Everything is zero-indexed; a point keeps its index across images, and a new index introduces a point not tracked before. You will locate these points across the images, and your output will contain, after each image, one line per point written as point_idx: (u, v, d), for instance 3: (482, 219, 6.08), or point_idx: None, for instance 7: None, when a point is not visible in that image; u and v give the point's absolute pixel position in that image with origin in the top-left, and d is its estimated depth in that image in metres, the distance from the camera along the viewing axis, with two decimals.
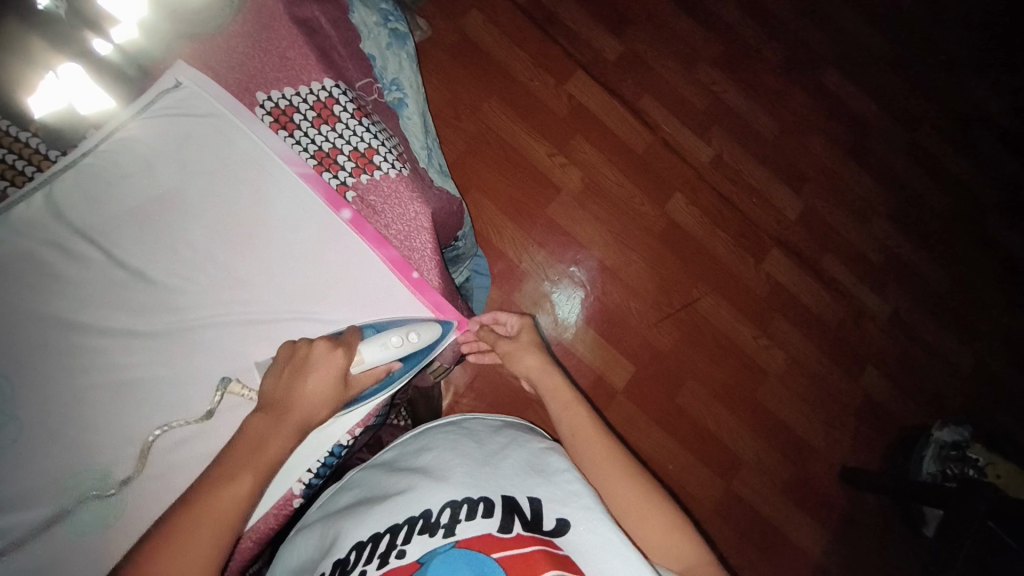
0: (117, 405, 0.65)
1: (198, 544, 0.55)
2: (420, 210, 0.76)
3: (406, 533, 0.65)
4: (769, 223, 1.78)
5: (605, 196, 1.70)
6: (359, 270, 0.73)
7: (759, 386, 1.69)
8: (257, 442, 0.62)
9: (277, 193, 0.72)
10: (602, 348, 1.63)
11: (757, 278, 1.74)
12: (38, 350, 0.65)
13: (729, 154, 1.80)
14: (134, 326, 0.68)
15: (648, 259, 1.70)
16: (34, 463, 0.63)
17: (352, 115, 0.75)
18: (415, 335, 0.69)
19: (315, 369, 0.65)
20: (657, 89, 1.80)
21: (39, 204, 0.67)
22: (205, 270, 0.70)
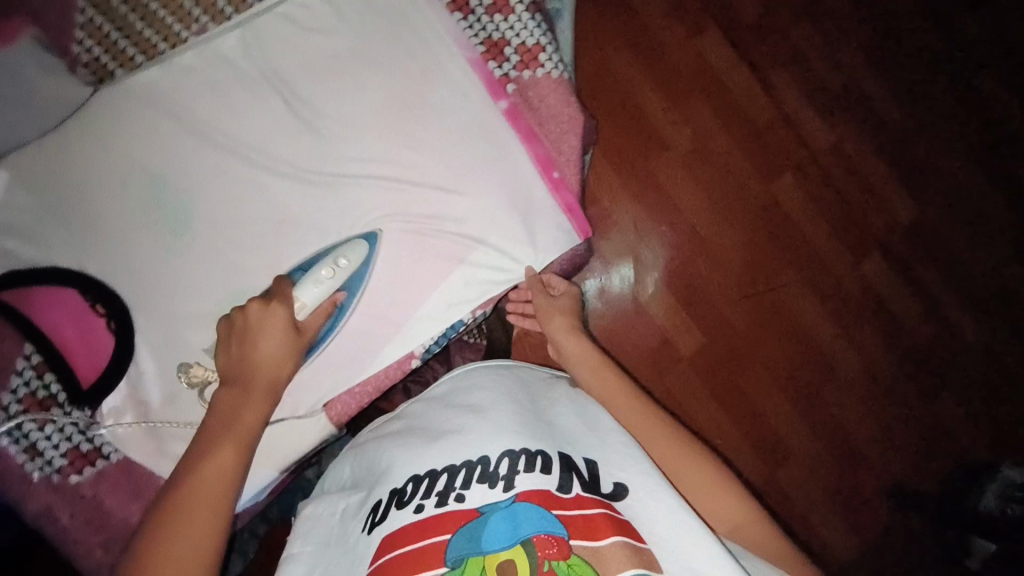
0: (276, 238, 0.72)
1: (195, 522, 0.53)
2: (574, 114, 0.78)
3: (465, 478, 0.59)
4: (894, 234, 1.52)
5: (711, 161, 1.52)
6: (508, 159, 0.75)
7: (839, 401, 1.49)
8: (229, 417, 0.60)
9: (445, 71, 0.75)
10: (674, 311, 1.50)
11: (850, 278, 1.51)
12: (215, 175, 0.71)
13: (857, 148, 1.53)
14: (303, 172, 0.72)
15: (744, 236, 1.51)
16: (199, 275, 0.70)
17: (526, 10, 0.76)
18: (344, 260, 0.70)
19: (253, 326, 0.65)
20: (799, 57, 1.54)
21: (234, 42, 0.72)
22: (368, 132, 0.73)
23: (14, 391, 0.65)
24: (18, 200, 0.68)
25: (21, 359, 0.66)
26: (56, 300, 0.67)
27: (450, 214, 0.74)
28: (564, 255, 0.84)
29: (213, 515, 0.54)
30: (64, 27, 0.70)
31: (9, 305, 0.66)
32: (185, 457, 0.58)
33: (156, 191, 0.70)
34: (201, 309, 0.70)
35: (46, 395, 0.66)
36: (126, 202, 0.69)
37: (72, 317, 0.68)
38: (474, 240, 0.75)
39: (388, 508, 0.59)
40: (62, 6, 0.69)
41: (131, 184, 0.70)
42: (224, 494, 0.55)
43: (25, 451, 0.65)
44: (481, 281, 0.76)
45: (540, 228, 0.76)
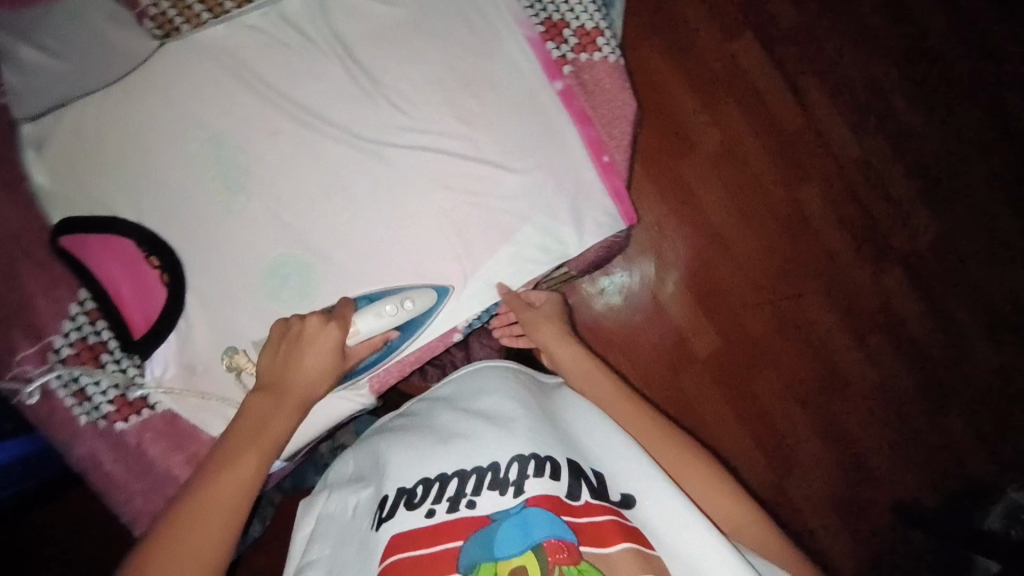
0: (328, 202, 0.73)
1: (210, 528, 0.55)
2: (628, 99, 0.78)
3: (475, 484, 0.58)
4: (914, 252, 1.51)
5: (740, 165, 1.52)
6: (562, 139, 0.76)
7: (849, 416, 1.48)
8: (257, 425, 0.62)
9: (505, 47, 0.75)
10: (692, 311, 1.49)
11: (869, 289, 1.50)
12: (275, 135, 0.72)
13: (885, 163, 1.53)
14: (361, 136, 0.74)
15: (765, 243, 1.51)
16: (251, 233, 0.71)
17: None
18: (409, 303, 0.71)
19: (308, 345, 0.66)
20: (828, 72, 1.54)
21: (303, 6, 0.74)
22: (426, 101, 0.74)
23: (65, 334, 0.67)
24: (80, 144, 0.69)
25: (74, 303, 0.67)
26: (109, 249, 0.68)
27: (501, 189, 0.75)
28: (604, 245, 0.84)
29: (223, 518, 0.56)
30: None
31: (66, 250, 0.67)
32: (201, 467, 0.59)
33: (216, 147, 0.71)
34: (251, 266, 0.71)
35: (96, 340, 0.68)
36: (185, 155, 0.70)
37: (125, 266, 0.68)
38: (523, 218, 0.76)
39: (396, 507, 0.59)
40: None
41: (192, 137, 0.71)
42: (237, 509, 0.57)
43: (75, 394, 0.67)
44: (526, 261, 0.76)
45: (587, 211, 0.77)
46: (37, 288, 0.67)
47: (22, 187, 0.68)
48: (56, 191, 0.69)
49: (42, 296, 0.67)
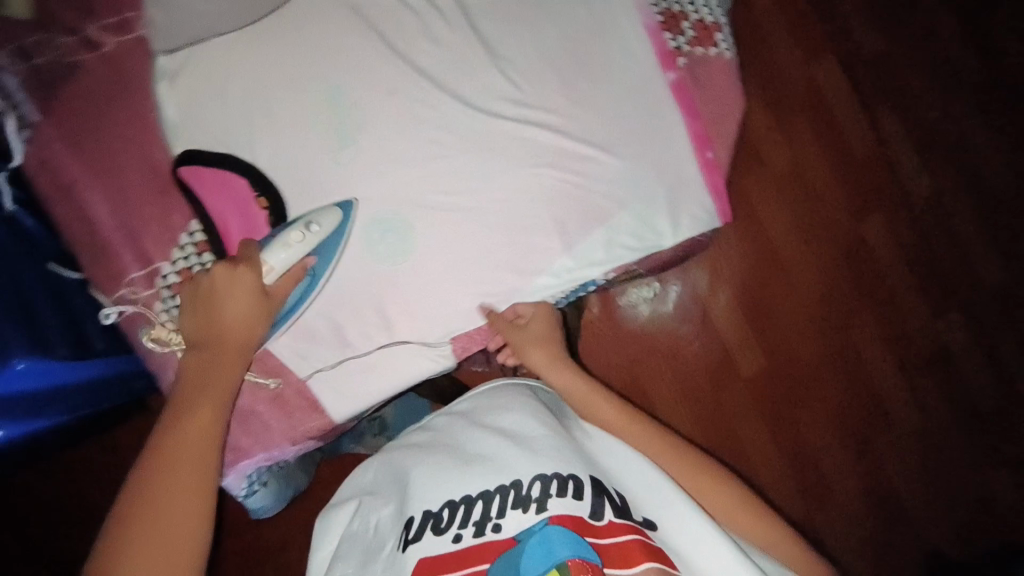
0: (432, 165, 0.74)
1: (179, 483, 0.56)
2: (737, 97, 0.80)
3: (500, 505, 0.59)
4: (971, 291, 1.42)
5: (805, 186, 1.39)
6: (669, 130, 0.77)
7: (890, 461, 1.36)
8: (203, 378, 0.62)
9: (624, 34, 0.77)
10: (739, 327, 1.33)
11: (923, 333, 1.39)
12: (390, 95, 0.73)
13: (950, 202, 1.44)
14: (475, 105, 0.75)
15: (818, 271, 1.38)
16: (353, 187, 0.72)
17: None
18: (315, 226, 0.69)
19: (223, 290, 0.65)
20: (898, 98, 1.44)
21: None
22: (541, 79, 0.76)
23: (174, 262, 0.70)
24: (206, 82, 0.71)
25: (185, 234, 0.70)
26: (222, 185, 0.70)
27: (603, 173, 0.76)
28: (685, 244, 0.85)
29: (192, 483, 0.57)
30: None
31: (183, 182, 0.70)
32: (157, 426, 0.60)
33: (330, 100, 0.72)
34: (351, 221, 0.71)
35: (200, 272, 0.70)
36: (300, 103, 0.72)
37: (236, 204, 0.70)
38: (620, 205, 0.76)
39: (422, 530, 0.59)
40: None
41: (308, 87, 0.72)
42: (206, 449, 0.59)
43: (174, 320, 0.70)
44: (618, 247, 0.77)
45: (683, 203, 0.78)
46: (153, 216, 0.70)
47: (149, 118, 0.70)
48: (180, 123, 0.70)
49: (158, 224, 0.70)
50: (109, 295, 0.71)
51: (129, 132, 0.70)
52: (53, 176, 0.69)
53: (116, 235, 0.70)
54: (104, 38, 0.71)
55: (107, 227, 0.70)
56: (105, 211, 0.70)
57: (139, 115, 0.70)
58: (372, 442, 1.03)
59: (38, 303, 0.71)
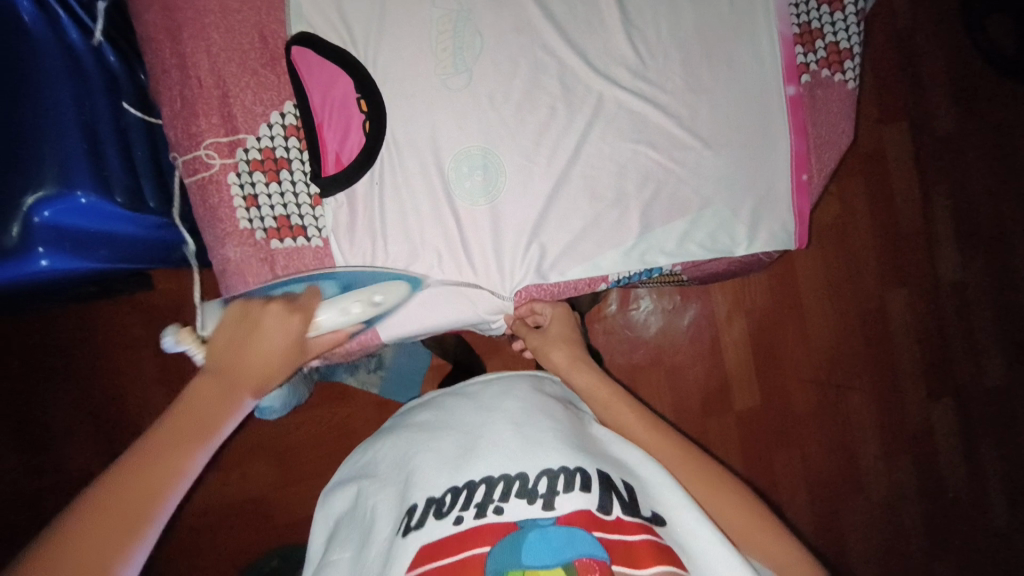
0: (533, 111, 0.72)
1: (109, 530, 0.47)
2: (848, 128, 0.80)
3: (503, 491, 0.53)
4: (983, 389, 1.31)
5: (850, 244, 1.27)
6: (775, 141, 0.77)
7: (857, 531, 1.26)
8: (201, 409, 0.56)
9: (757, 34, 0.77)
10: (744, 360, 1.23)
11: (923, 412, 1.29)
12: (516, 31, 0.72)
13: (978, 297, 1.31)
14: (591, 64, 0.74)
15: (840, 328, 1.27)
16: (454, 114, 0.70)
17: (853, 14, 0.80)
18: (379, 298, 0.66)
19: (264, 330, 0.60)
20: (957, 171, 1.30)
21: None
22: (661, 54, 0.75)
23: (258, 138, 0.68)
24: None
25: (276, 113, 0.69)
26: (327, 75, 0.68)
27: (698, 167, 0.76)
28: (745, 257, 0.84)
29: (131, 526, 0.48)
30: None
31: (290, 60, 0.67)
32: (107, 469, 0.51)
33: (455, 20, 0.70)
34: (445, 148, 0.70)
35: (283, 156, 0.69)
36: (426, 15, 0.70)
37: (336, 97, 0.68)
38: (705, 201, 0.76)
39: (425, 515, 0.52)
40: None
41: (439, 3, 0.70)
42: (158, 494, 0.50)
43: (246, 198, 0.68)
44: (690, 243, 0.77)
45: (764, 220, 0.79)
46: (249, 86, 0.68)
47: None
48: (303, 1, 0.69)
49: (252, 94, 0.68)
50: (183, 153, 0.68)
51: None
52: (160, 18, 0.67)
53: (201, 92, 0.67)
54: None
55: (200, 83, 0.67)
56: (203, 67, 0.67)
57: None
58: (365, 378, 1.01)
59: (104, 137, 0.66)
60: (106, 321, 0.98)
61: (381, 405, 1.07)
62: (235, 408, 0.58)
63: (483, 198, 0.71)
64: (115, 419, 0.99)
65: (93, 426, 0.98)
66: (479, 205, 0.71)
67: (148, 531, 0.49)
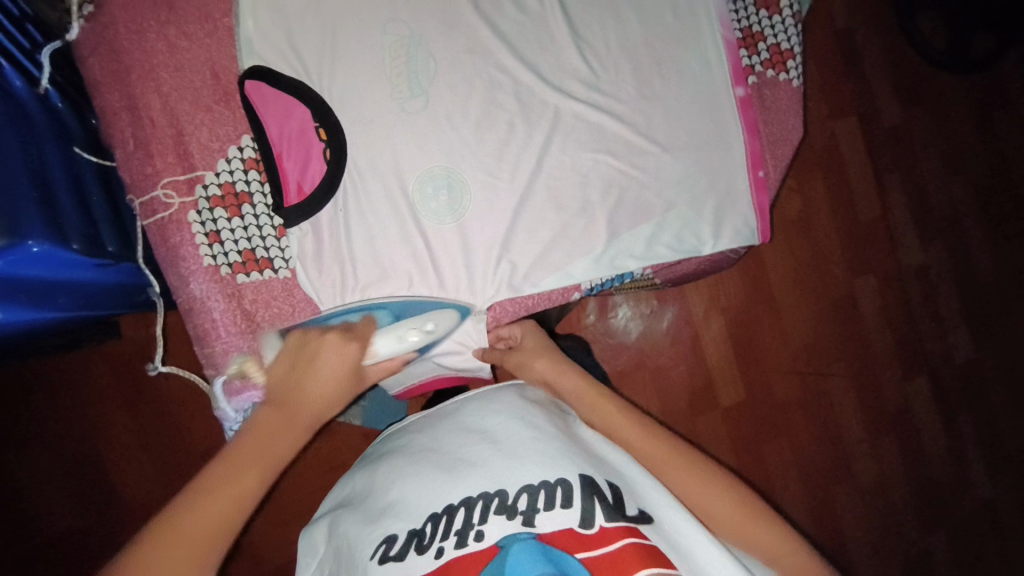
0: (492, 127, 0.73)
1: (178, 557, 0.51)
2: (796, 124, 0.83)
3: (481, 512, 0.52)
4: (953, 366, 1.35)
5: (813, 236, 1.31)
6: (730, 141, 0.80)
7: (850, 517, 1.27)
8: (265, 436, 0.60)
9: (702, 40, 0.80)
10: (724, 358, 1.25)
11: (900, 393, 1.32)
12: (468, 50, 0.73)
13: (939, 277, 1.36)
14: (547, 79, 0.75)
15: (812, 319, 1.30)
16: (414, 135, 0.70)
17: (790, 17, 0.84)
18: (430, 325, 0.71)
19: (326, 359, 0.65)
20: (906, 158, 1.35)
21: None
22: (613, 64, 0.77)
23: (217, 174, 0.67)
24: (291, 0, 0.70)
25: (234, 148, 0.68)
26: (283, 107, 0.68)
27: (659, 172, 0.77)
28: (713, 256, 0.86)
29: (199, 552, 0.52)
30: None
31: (244, 95, 0.68)
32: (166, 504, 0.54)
33: (407, 45, 0.71)
34: (408, 170, 0.70)
35: (243, 190, 0.68)
36: (378, 41, 0.71)
37: (294, 128, 0.68)
38: (669, 203, 0.78)
39: (405, 548, 0.51)
40: None
41: (391, 29, 0.71)
42: (228, 519, 0.54)
43: (208, 235, 0.67)
44: (658, 245, 0.78)
45: (728, 217, 0.81)
46: (204, 122, 0.68)
47: (224, 24, 0.69)
48: (254, 35, 0.69)
49: (207, 130, 0.68)
50: (140, 195, 0.67)
51: (199, 32, 0.68)
52: (109, 61, 0.66)
53: (154, 131, 0.66)
54: None
55: (152, 122, 0.66)
56: (155, 107, 0.66)
57: (213, 18, 0.69)
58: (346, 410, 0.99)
59: (56, 183, 0.64)
60: (72, 375, 0.95)
61: (366, 435, 1.05)
62: (301, 433, 0.63)
63: (449, 217, 0.71)
64: (87, 476, 0.95)
65: (64, 486, 0.94)
66: (446, 224, 0.71)
67: (214, 554, 0.53)
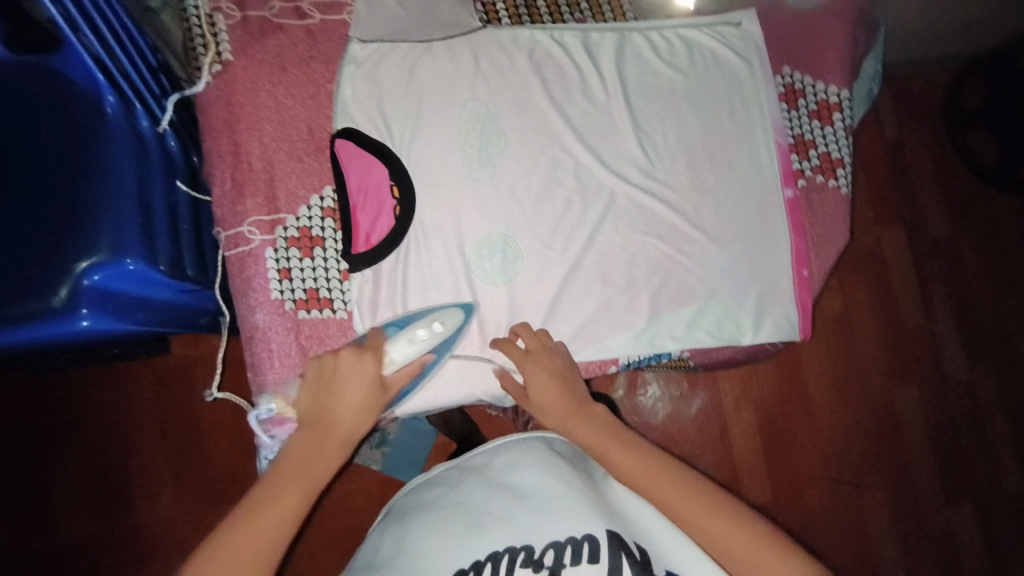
0: (548, 202, 0.78)
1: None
2: (843, 228, 0.86)
3: (508, 566, 0.53)
4: (1002, 495, 1.27)
5: (853, 337, 1.29)
6: (776, 238, 0.83)
7: None
8: (305, 459, 0.60)
9: (756, 141, 0.84)
10: (753, 453, 1.22)
11: (941, 516, 1.25)
12: (536, 131, 0.80)
13: (987, 397, 1.31)
14: (605, 162, 0.81)
15: (849, 423, 1.26)
16: (477, 202, 0.76)
17: (842, 129, 0.88)
18: (438, 325, 0.71)
19: (346, 377, 0.65)
20: (953, 272, 1.35)
21: (610, 39, 0.84)
22: (668, 155, 0.82)
23: (297, 218, 0.74)
24: (385, 72, 0.78)
25: (316, 196, 0.75)
26: (364, 164, 0.75)
27: (704, 260, 0.81)
28: (751, 348, 0.87)
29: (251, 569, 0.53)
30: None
31: (333, 151, 0.75)
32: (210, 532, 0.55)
33: (481, 121, 0.78)
34: (468, 232, 0.76)
35: (318, 234, 0.74)
36: (457, 115, 0.78)
37: (371, 183, 0.75)
38: (712, 291, 0.80)
39: None
40: None
41: (468, 106, 0.78)
42: (278, 538, 0.55)
43: (280, 271, 0.73)
44: (697, 330, 0.80)
45: (769, 311, 0.82)
46: (294, 171, 0.75)
47: (324, 88, 0.78)
48: (348, 100, 0.77)
49: (295, 178, 0.75)
50: (226, 229, 0.74)
51: (302, 93, 0.77)
52: (222, 111, 0.75)
53: (250, 175, 0.74)
54: (311, 11, 0.80)
55: (249, 166, 0.74)
56: (254, 154, 0.75)
57: (317, 82, 0.78)
58: (367, 454, 1.03)
59: (156, 210, 0.72)
60: (123, 385, 1.00)
61: (383, 483, 1.04)
62: (339, 454, 0.62)
63: (500, 280, 0.76)
64: (116, 485, 0.98)
65: (93, 493, 0.97)
66: (497, 286, 0.75)
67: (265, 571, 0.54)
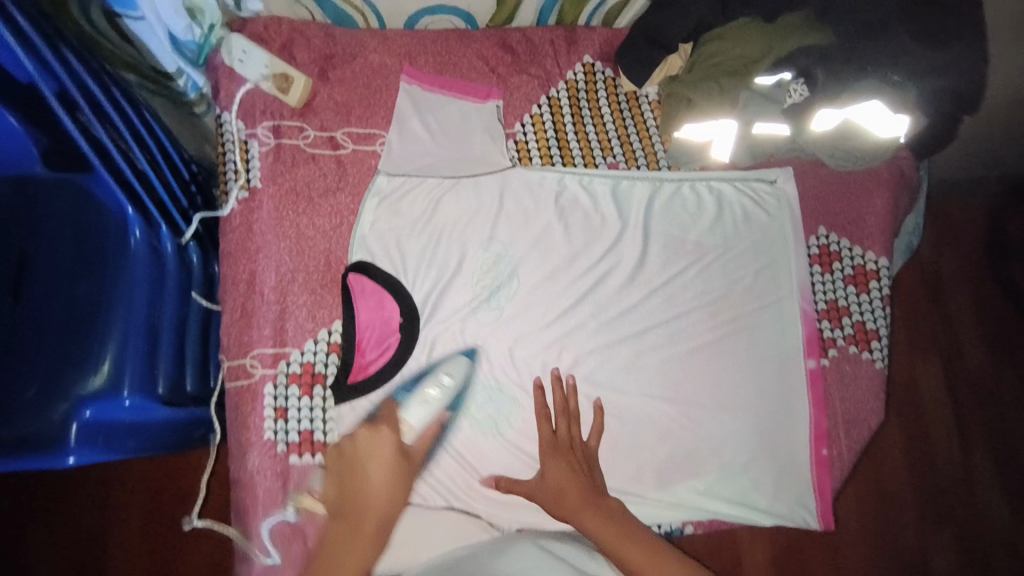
0: (561, 355, 0.76)
1: None
2: (875, 405, 0.81)
3: None
4: None
5: None
6: (799, 412, 0.78)
7: None
8: (333, 559, 0.55)
9: (786, 306, 0.80)
10: None
11: None
12: (556, 278, 0.77)
13: None
14: (623, 316, 0.78)
15: None
16: (486, 350, 0.74)
17: (880, 298, 0.84)
18: (446, 377, 0.69)
19: (365, 463, 0.61)
20: None
21: (642, 187, 0.82)
22: (689, 314, 0.79)
23: (302, 352, 0.73)
24: (409, 208, 0.78)
25: (324, 330, 0.75)
26: (376, 301, 0.74)
27: (719, 430, 0.76)
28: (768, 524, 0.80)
29: None
30: (522, 111, 0.86)
31: (344, 285, 0.74)
32: None
33: (498, 264, 0.77)
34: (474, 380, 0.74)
35: (321, 370, 0.74)
36: (477, 257, 0.77)
37: (379, 322, 0.74)
38: (726, 464, 0.76)
39: None
40: (528, 105, 0.86)
41: (489, 248, 0.77)
42: None
43: (276, 410, 0.72)
44: (708, 505, 0.75)
45: (786, 492, 0.76)
46: (306, 302, 0.75)
47: (348, 220, 0.78)
48: (367, 233, 0.76)
49: (307, 310, 0.75)
50: (229, 359, 0.73)
51: (326, 224, 0.78)
52: (241, 237, 0.76)
53: (262, 304, 0.74)
54: (346, 142, 0.81)
55: (262, 295, 0.74)
56: (269, 283, 0.75)
57: (341, 213, 0.78)
58: None
59: (163, 331, 0.71)
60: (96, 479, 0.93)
61: None
62: (372, 540, 0.57)
63: (495, 432, 0.74)
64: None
65: None
66: (500, 435, 0.73)
67: None
